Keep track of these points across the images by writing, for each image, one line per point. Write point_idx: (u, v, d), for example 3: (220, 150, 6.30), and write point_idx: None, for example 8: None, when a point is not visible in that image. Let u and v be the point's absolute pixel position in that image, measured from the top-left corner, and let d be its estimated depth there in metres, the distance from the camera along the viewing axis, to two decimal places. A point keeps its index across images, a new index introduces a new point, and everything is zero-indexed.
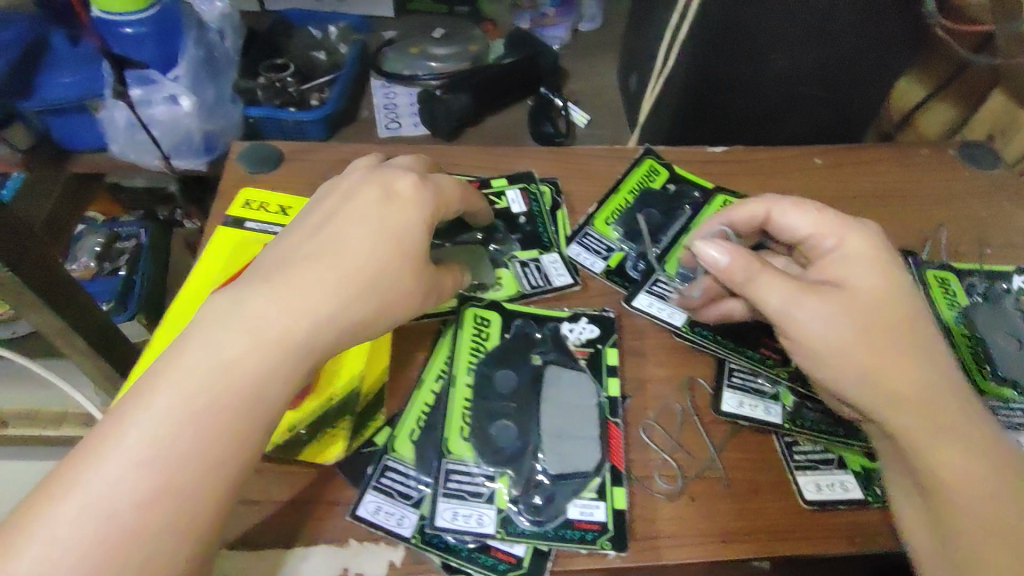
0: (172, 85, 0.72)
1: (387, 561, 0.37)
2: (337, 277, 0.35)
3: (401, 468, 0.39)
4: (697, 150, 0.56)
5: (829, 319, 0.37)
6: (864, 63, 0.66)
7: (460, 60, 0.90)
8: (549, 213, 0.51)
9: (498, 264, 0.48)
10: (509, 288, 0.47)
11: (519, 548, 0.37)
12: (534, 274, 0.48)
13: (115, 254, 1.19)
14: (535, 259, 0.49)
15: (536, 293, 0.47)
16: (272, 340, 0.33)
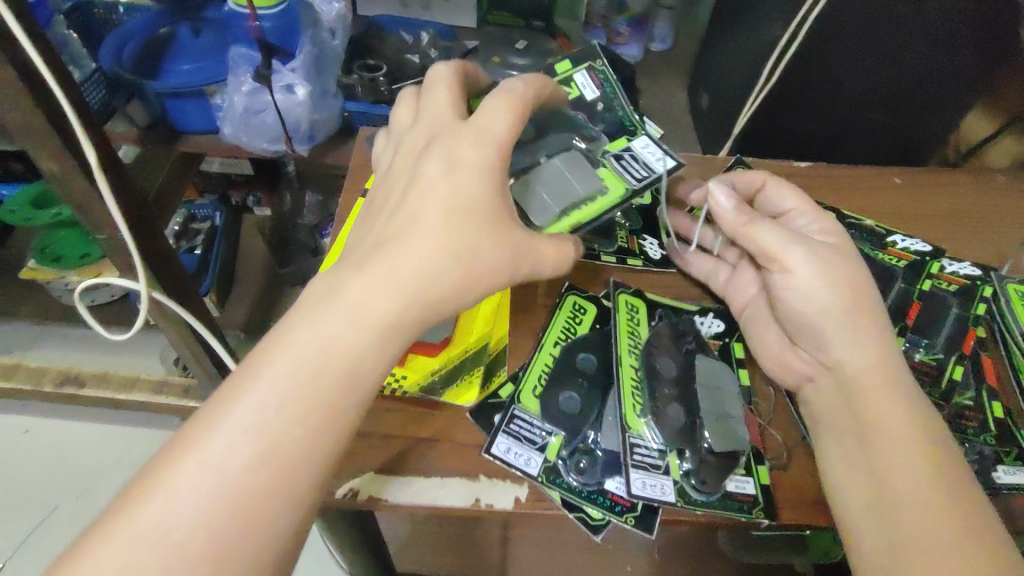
0: (290, 76, 0.78)
1: (512, 497, 0.43)
2: (414, 254, 0.37)
3: (527, 417, 0.46)
4: (784, 164, 0.60)
5: (823, 282, 0.43)
6: (926, 94, 0.71)
7: (538, 70, 0.94)
8: (626, 110, 0.56)
9: (599, 165, 0.51)
10: (617, 185, 0.50)
11: (634, 496, 0.43)
12: (632, 164, 0.51)
13: (192, 233, 1.21)
14: (627, 152, 0.52)
15: (644, 182, 0.50)
16: (364, 329, 0.35)
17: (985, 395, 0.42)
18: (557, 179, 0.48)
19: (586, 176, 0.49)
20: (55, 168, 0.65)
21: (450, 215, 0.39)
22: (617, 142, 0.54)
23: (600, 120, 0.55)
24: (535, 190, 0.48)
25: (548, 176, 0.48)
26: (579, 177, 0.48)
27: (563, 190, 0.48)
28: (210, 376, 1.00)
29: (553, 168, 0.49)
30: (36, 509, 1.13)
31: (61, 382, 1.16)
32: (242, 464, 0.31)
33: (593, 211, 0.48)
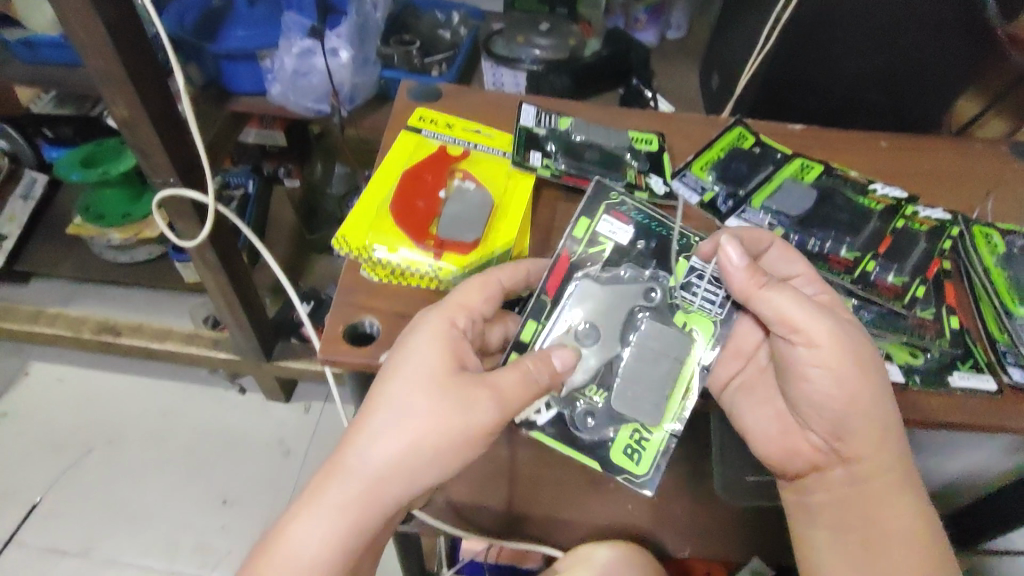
0: (336, 40, 0.88)
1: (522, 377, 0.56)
2: (430, 446, 0.43)
3: None
4: (780, 127, 0.66)
5: (835, 383, 0.47)
6: (925, 75, 0.77)
7: (560, 51, 1.00)
8: (651, 219, 0.53)
9: (675, 307, 0.51)
10: (703, 325, 0.52)
11: None
12: (704, 286, 0.52)
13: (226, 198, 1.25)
14: (693, 276, 0.52)
15: (723, 307, 0.52)
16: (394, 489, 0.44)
17: (943, 310, 0.51)
18: (651, 370, 0.48)
19: (678, 349, 0.49)
20: (126, 115, 0.72)
21: (461, 434, 0.43)
22: (674, 267, 0.52)
23: (641, 263, 0.52)
24: (636, 396, 0.48)
25: (646, 377, 0.48)
26: (673, 344, 0.49)
27: (663, 379, 0.48)
28: (241, 326, 1.06)
29: (639, 363, 0.48)
30: (68, 453, 1.18)
31: (101, 331, 1.19)
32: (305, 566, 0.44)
33: (694, 367, 0.51)
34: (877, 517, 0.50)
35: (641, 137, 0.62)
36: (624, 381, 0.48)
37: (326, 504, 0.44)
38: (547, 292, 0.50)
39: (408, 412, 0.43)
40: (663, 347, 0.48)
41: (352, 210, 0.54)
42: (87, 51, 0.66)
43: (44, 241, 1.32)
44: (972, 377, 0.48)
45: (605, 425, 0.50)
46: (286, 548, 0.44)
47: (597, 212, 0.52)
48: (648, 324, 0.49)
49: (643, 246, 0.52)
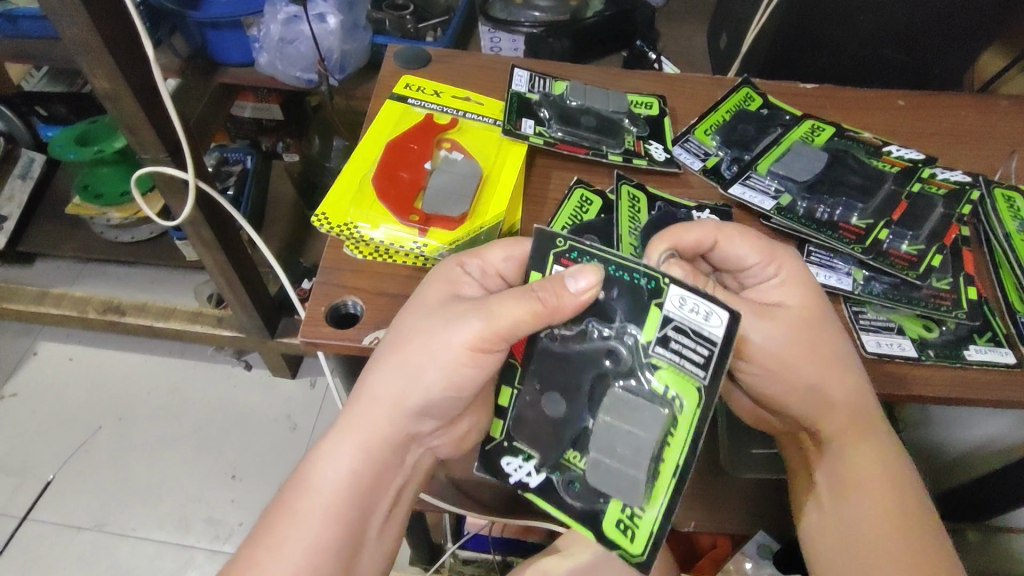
0: (323, 5, 0.85)
1: None
2: (430, 358, 0.43)
3: None
4: (789, 86, 0.62)
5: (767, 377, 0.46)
6: (942, 29, 0.73)
7: (561, 12, 0.95)
8: (615, 264, 0.43)
9: (652, 367, 0.43)
10: (686, 390, 0.42)
11: None
12: (684, 341, 0.42)
13: (224, 175, 1.21)
14: (670, 329, 0.42)
15: (711, 367, 0.42)
16: (393, 407, 0.44)
17: (961, 280, 0.48)
18: (621, 447, 0.41)
19: (648, 422, 0.41)
20: (107, 87, 0.70)
21: (454, 343, 0.42)
22: (647, 321, 0.43)
23: (610, 317, 0.44)
24: (608, 470, 0.41)
25: (620, 447, 0.41)
26: (641, 422, 0.41)
27: (639, 453, 0.41)
28: (241, 304, 1.05)
29: (608, 437, 0.41)
30: (79, 431, 1.19)
31: (105, 311, 1.18)
32: (319, 502, 0.43)
33: (685, 442, 0.42)
34: (837, 465, 0.48)
35: (639, 101, 0.60)
36: (595, 453, 0.41)
37: (338, 431, 0.44)
38: (515, 360, 0.46)
39: (412, 324, 0.43)
40: (626, 423, 0.41)
41: (335, 182, 0.52)
42: (60, 20, 0.63)
43: (44, 220, 1.30)
44: (990, 350, 0.45)
45: (592, 495, 0.44)
46: (305, 492, 0.43)
47: (546, 263, 0.44)
48: (613, 395, 0.42)
49: (608, 297, 0.44)
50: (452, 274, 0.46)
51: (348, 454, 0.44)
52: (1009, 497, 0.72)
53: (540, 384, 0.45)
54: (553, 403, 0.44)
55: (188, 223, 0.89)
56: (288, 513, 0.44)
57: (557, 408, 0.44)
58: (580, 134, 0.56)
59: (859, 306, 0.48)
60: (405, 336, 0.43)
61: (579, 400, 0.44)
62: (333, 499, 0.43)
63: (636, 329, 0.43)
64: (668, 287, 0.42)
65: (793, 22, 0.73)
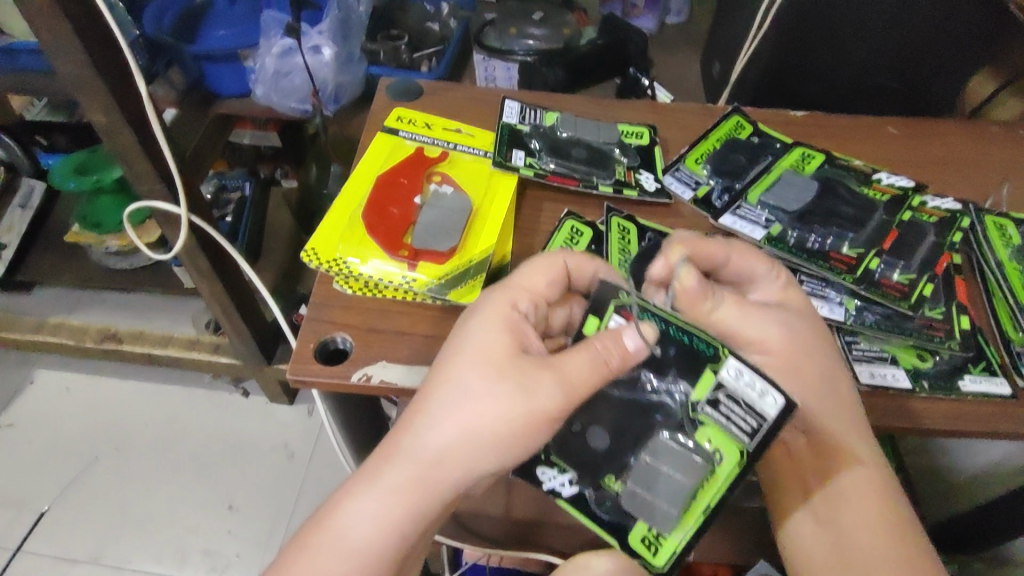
0: (317, 37, 0.86)
1: None
2: (499, 425, 0.41)
3: None
4: (779, 114, 0.63)
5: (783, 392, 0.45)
6: (930, 55, 0.74)
7: (554, 40, 0.97)
8: (673, 323, 0.43)
9: (697, 424, 0.43)
10: (727, 450, 0.42)
11: None
12: (735, 409, 0.42)
13: (223, 204, 1.23)
14: (721, 394, 0.43)
15: (757, 439, 0.42)
16: (447, 470, 0.41)
17: (953, 309, 0.48)
18: (659, 486, 0.42)
19: (686, 468, 0.42)
20: (104, 121, 0.71)
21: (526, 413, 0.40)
22: (699, 381, 0.43)
23: (661, 369, 0.44)
24: (643, 501, 0.43)
25: (654, 484, 0.42)
26: (674, 465, 0.42)
27: (676, 493, 0.42)
28: (238, 332, 1.05)
29: (647, 473, 0.43)
30: (76, 462, 1.18)
31: (102, 339, 1.18)
32: (356, 556, 0.42)
33: (719, 492, 0.42)
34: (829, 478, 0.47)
35: (631, 131, 0.60)
36: (630, 485, 0.43)
37: (376, 485, 0.42)
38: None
39: (477, 384, 0.41)
40: (667, 464, 0.42)
41: (324, 218, 0.52)
42: (58, 55, 0.64)
43: (44, 249, 1.31)
44: (985, 380, 0.45)
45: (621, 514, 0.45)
46: (333, 546, 0.42)
47: (606, 312, 0.45)
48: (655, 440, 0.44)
49: (664, 353, 0.44)
50: (508, 319, 0.43)
51: (396, 514, 0.42)
52: (1012, 524, 0.71)
53: (582, 424, 0.46)
54: (597, 435, 0.45)
55: (186, 253, 0.89)
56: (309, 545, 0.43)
57: (601, 441, 0.45)
58: (573, 165, 0.56)
59: (852, 337, 0.47)
60: (470, 398, 0.41)
61: (626, 440, 0.45)
62: (376, 555, 0.42)
63: (687, 387, 0.44)
64: (726, 354, 0.43)
65: (783, 49, 0.74)
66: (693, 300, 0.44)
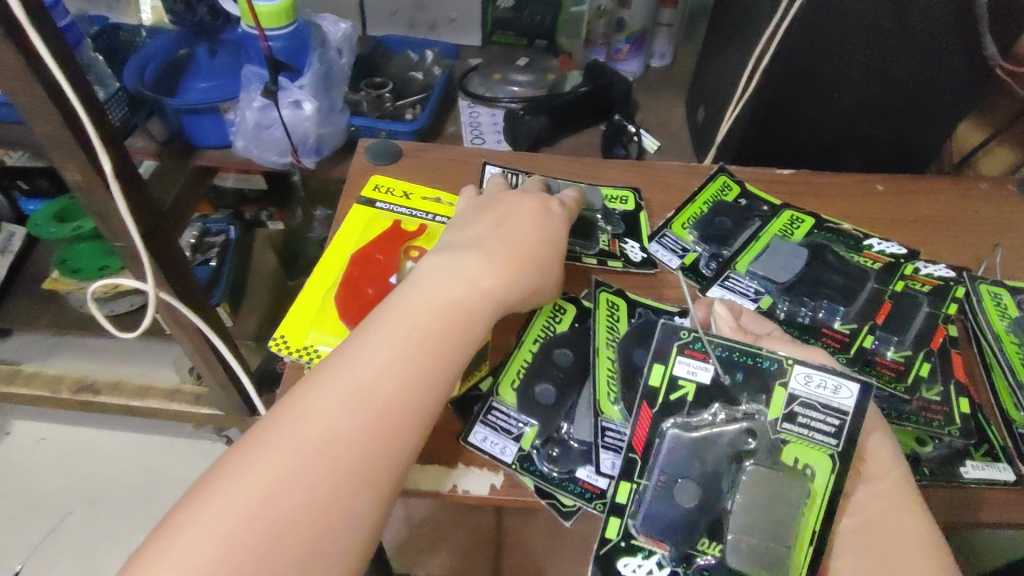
0: (298, 92, 0.84)
1: (489, 484, 0.44)
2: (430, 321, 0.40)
3: (504, 408, 0.47)
4: (765, 172, 0.62)
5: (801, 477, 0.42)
6: (914, 107, 0.74)
7: (539, 87, 0.97)
8: (735, 349, 0.44)
9: (780, 444, 0.41)
10: (820, 465, 0.40)
11: (603, 482, 0.44)
12: (812, 415, 0.42)
13: (206, 248, 1.21)
14: (797, 406, 0.42)
15: (842, 438, 0.41)
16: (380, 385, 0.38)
17: (952, 389, 0.46)
18: (764, 521, 0.38)
19: (792, 490, 0.39)
20: (80, 179, 0.69)
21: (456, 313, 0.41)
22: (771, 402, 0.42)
23: (733, 401, 0.42)
24: (754, 547, 0.37)
25: (761, 523, 0.38)
26: (789, 500, 0.38)
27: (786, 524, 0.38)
28: (219, 386, 1.03)
29: (751, 511, 0.38)
30: (49, 518, 1.14)
31: (79, 391, 1.14)
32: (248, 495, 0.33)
33: (824, 510, 0.39)
34: (885, 525, 0.39)
35: (614, 195, 0.59)
36: (736, 533, 0.38)
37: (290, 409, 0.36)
38: (634, 452, 0.42)
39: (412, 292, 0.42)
40: (767, 493, 0.38)
41: (297, 299, 0.50)
42: (30, 118, 0.62)
43: (21, 295, 1.27)
44: (987, 467, 0.43)
45: (726, 575, 0.40)
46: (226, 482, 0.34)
47: (670, 356, 0.44)
48: (748, 472, 0.39)
49: (732, 381, 0.43)
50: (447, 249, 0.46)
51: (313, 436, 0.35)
52: None
53: (668, 475, 0.40)
54: (686, 492, 0.39)
55: (164, 307, 0.86)
56: (199, 504, 0.33)
57: (690, 496, 0.40)
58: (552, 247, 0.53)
59: None
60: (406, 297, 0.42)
61: (717, 490, 0.39)
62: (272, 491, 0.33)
63: (759, 404, 0.42)
64: (791, 366, 0.43)
65: (770, 101, 0.74)
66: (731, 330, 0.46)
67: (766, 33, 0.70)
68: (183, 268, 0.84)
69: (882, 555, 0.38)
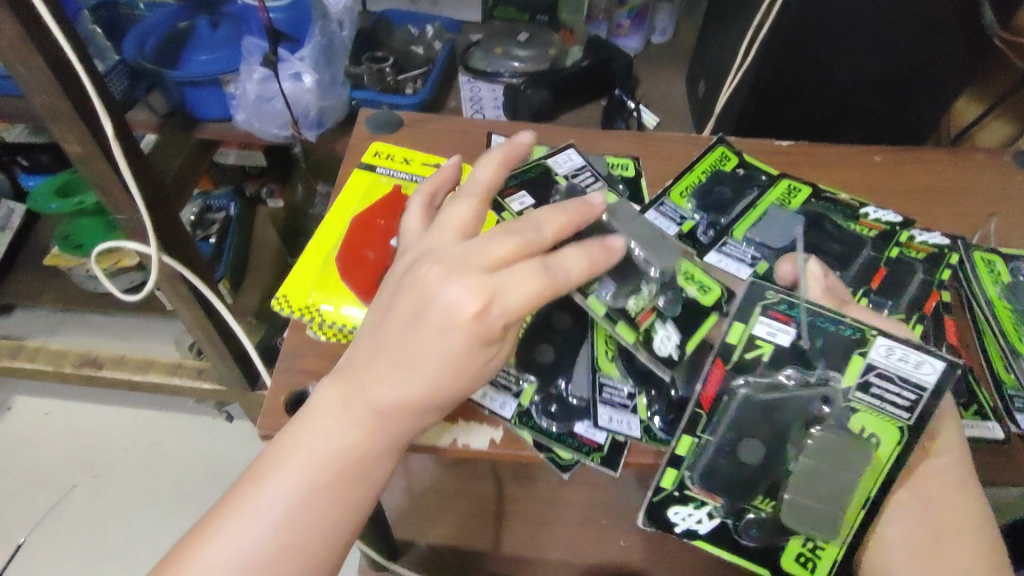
0: (298, 64, 0.84)
1: (489, 437, 0.47)
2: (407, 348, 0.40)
3: (505, 366, 0.49)
4: (763, 144, 0.62)
5: None
6: (913, 82, 0.74)
7: (540, 62, 0.95)
8: (821, 318, 0.43)
9: (851, 410, 0.42)
10: (888, 438, 0.41)
11: (600, 437, 0.46)
12: (888, 387, 0.42)
13: (207, 224, 1.22)
14: (872, 376, 0.42)
15: (916, 414, 0.41)
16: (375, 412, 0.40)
17: (944, 350, 0.47)
18: (823, 485, 0.39)
19: (860, 462, 0.39)
20: (79, 150, 0.69)
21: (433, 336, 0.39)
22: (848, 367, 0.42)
23: (808, 365, 0.43)
24: (810, 512, 0.39)
25: (822, 486, 0.39)
26: (851, 464, 0.39)
27: (846, 491, 0.39)
28: (221, 357, 1.03)
29: (812, 477, 0.39)
30: (54, 490, 1.15)
31: (81, 365, 1.15)
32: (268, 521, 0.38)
33: (879, 477, 0.41)
34: (934, 505, 0.42)
35: (616, 162, 0.59)
36: (793, 496, 0.39)
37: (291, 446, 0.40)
38: (700, 407, 0.43)
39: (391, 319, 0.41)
40: (835, 461, 0.39)
41: (298, 262, 0.51)
42: (29, 87, 0.62)
43: (23, 272, 1.28)
44: (976, 425, 0.44)
45: (773, 536, 0.42)
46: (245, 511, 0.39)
47: (751, 315, 0.44)
48: (815, 437, 0.40)
49: (810, 346, 0.43)
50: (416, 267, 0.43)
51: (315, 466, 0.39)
52: None
53: (734, 434, 0.41)
54: (750, 450, 0.41)
55: (165, 279, 0.87)
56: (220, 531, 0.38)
57: (753, 454, 0.41)
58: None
59: None
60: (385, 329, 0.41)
61: (783, 446, 0.41)
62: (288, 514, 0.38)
63: (836, 372, 0.42)
64: (874, 336, 0.42)
65: (769, 74, 0.73)
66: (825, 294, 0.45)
67: (765, 6, 0.70)
68: (183, 240, 0.85)
69: (930, 530, 0.41)
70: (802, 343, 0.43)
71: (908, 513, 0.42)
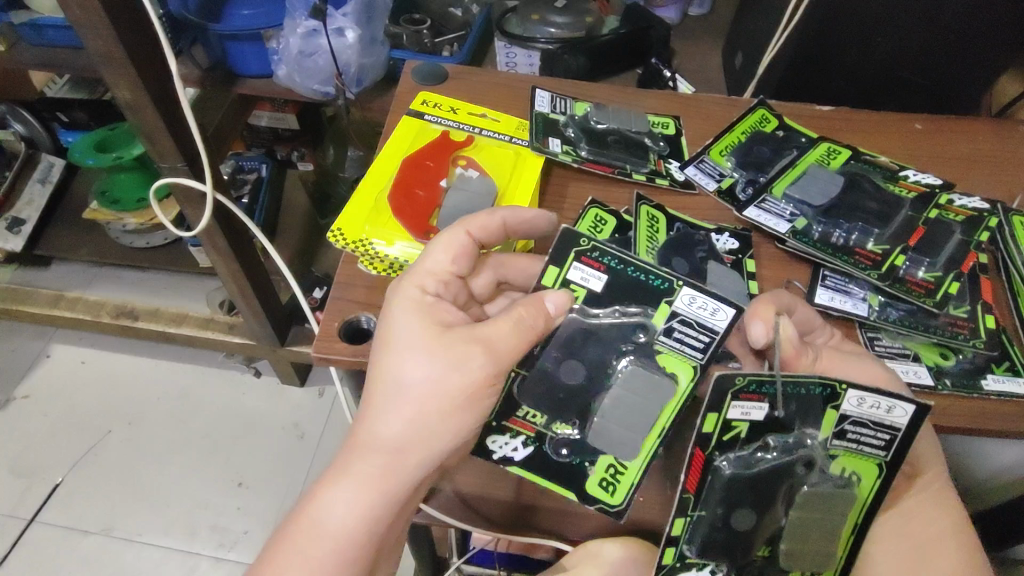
0: (341, 20, 0.86)
1: None
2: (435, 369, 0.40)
3: None
4: (804, 108, 0.63)
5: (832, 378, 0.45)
6: (956, 57, 0.73)
7: (577, 30, 0.95)
8: (792, 386, 0.42)
9: (831, 457, 0.44)
10: (867, 474, 0.44)
11: None
12: (863, 430, 0.43)
13: (239, 183, 1.21)
14: (847, 423, 0.43)
15: (892, 450, 0.44)
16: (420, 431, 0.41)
17: (978, 308, 0.49)
18: (815, 533, 0.43)
19: (843, 511, 0.43)
20: (129, 97, 0.70)
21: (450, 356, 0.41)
22: (822, 421, 0.44)
23: (784, 429, 0.43)
24: (804, 554, 0.43)
25: (811, 535, 0.43)
26: (839, 511, 0.43)
27: (830, 535, 0.43)
28: (254, 312, 1.05)
29: (801, 529, 0.43)
30: (89, 437, 1.20)
31: (118, 316, 1.19)
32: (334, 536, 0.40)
33: (861, 513, 0.44)
34: (917, 522, 0.48)
35: (657, 121, 0.61)
36: (788, 547, 0.43)
37: (347, 471, 0.41)
38: (689, 491, 0.43)
39: (415, 346, 0.41)
40: (820, 512, 0.42)
41: (351, 200, 0.54)
42: (86, 32, 0.64)
43: (62, 225, 1.32)
44: (1008, 380, 0.46)
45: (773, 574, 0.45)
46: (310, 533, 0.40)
47: (724, 405, 0.42)
48: (805, 492, 0.43)
49: (786, 413, 0.43)
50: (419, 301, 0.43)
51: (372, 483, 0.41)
52: None
53: (726, 508, 0.43)
54: (743, 518, 0.43)
55: (205, 232, 0.89)
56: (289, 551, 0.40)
57: (747, 521, 0.43)
58: (543, 352, 0.46)
59: (875, 333, 0.48)
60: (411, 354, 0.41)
61: (772, 504, 0.43)
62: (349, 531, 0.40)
63: (813, 430, 0.43)
64: (846, 390, 0.42)
65: (811, 42, 0.73)
66: (796, 354, 0.43)
67: None
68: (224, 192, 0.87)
69: (913, 545, 0.47)
70: (776, 410, 0.43)
71: (894, 532, 0.48)
